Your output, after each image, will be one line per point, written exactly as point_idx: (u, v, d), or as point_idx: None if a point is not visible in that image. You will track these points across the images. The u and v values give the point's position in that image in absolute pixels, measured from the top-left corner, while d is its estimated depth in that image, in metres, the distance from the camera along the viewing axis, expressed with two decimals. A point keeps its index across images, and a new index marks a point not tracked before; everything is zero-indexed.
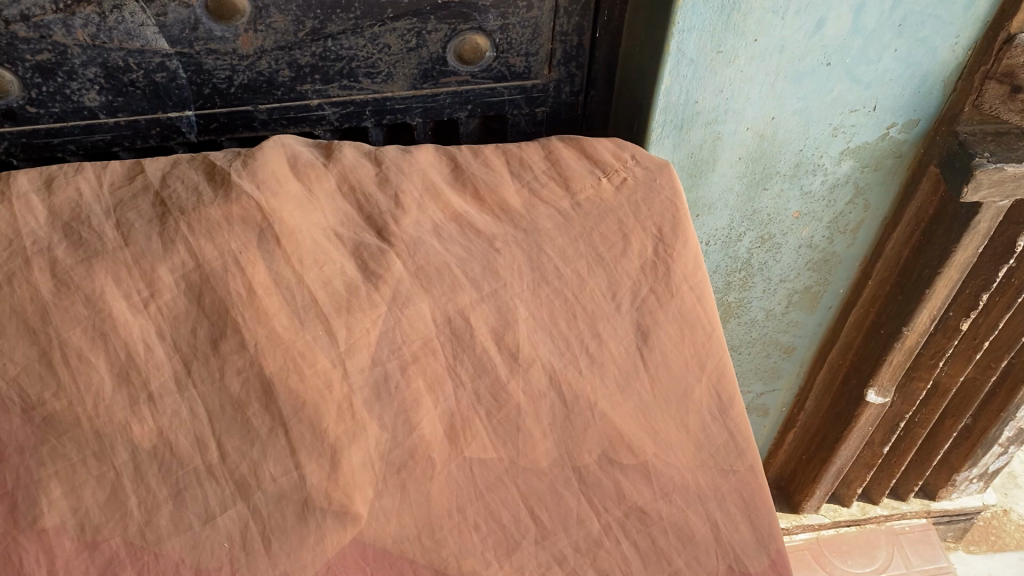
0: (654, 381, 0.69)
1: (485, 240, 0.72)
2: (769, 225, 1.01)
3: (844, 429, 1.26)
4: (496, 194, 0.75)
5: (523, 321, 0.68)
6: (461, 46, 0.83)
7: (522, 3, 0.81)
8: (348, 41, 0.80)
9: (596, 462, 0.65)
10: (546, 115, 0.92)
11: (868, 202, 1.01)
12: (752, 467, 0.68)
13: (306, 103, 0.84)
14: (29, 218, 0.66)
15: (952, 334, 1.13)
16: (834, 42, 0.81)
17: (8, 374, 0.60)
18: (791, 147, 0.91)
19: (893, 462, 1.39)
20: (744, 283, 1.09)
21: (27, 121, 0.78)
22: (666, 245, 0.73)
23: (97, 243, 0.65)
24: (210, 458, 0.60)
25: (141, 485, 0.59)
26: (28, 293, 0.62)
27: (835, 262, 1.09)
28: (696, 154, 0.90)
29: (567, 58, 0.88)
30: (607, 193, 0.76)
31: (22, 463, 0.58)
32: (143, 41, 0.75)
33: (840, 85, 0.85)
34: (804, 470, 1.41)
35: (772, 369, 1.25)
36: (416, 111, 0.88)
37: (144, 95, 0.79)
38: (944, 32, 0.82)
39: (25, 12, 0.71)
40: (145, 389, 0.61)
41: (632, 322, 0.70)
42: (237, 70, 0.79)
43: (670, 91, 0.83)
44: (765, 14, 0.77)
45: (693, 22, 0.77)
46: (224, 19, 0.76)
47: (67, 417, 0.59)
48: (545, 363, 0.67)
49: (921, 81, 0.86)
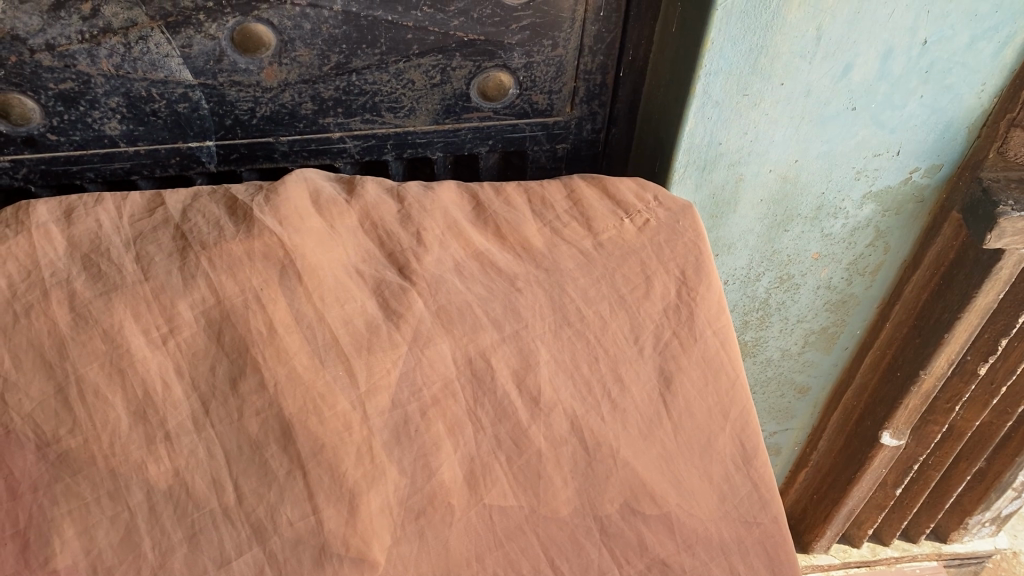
0: (677, 428, 0.68)
1: (507, 279, 0.71)
2: (788, 265, 1.00)
3: (857, 471, 1.24)
4: (518, 232, 0.75)
5: (545, 363, 0.67)
6: (485, 82, 0.83)
7: (547, 41, 0.81)
8: (372, 76, 0.80)
9: (618, 512, 0.65)
10: (566, 151, 0.92)
11: (888, 245, 1.00)
12: (775, 519, 0.67)
13: (328, 136, 0.83)
14: (48, 248, 0.66)
15: (969, 378, 1.12)
16: (861, 87, 0.80)
17: (23, 410, 0.59)
18: (813, 190, 0.90)
19: (905, 503, 1.37)
20: (761, 322, 1.08)
21: (47, 149, 0.77)
22: (689, 289, 0.72)
23: (116, 276, 0.64)
24: (226, 500, 0.59)
25: (156, 527, 0.58)
26: (46, 326, 0.61)
27: (852, 304, 1.08)
28: (718, 195, 0.89)
29: (590, 96, 0.88)
30: (630, 234, 0.75)
31: (35, 501, 0.57)
32: (167, 72, 0.75)
33: (865, 129, 0.85)
34: (814, 510, 1.39)
35: (786, 408, 1.24)
36: (437, 146, 0.87)
37: (166, 124, 0.79)
38: (970, 80, 0.81)
39: (50, 41, 0.70)
40: (162, 428, 0.60)
41: (654, 367, 0.69)
42: (259, 102, 0.79)
43: (694, 132, 0.82)
44: (793, 58, 0.77)
45: (720, 65, 0.77)
46: (249, 51, 0.75)
47: (82, 455, 0.58)
48: (566, 408, 0.66)
49: (946, 127, 0.86)
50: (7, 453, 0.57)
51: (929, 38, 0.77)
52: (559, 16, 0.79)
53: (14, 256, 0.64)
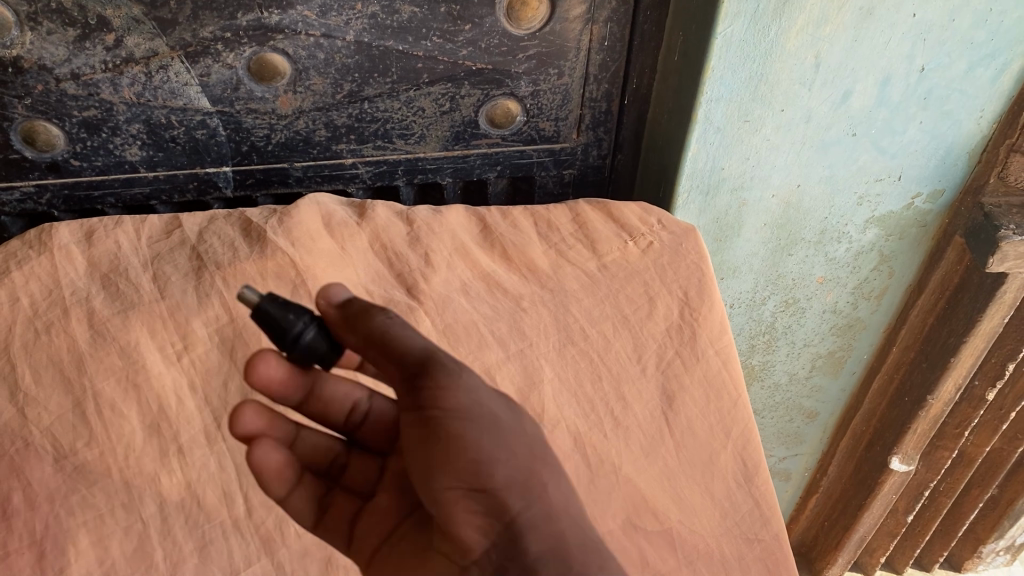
0: (679, 446, 0.69)
1: (512, 299, 0.73)
2: (794, 289, 1.01)
3: (868, 497, 1.24)
4: (523, 253, 0.77)
5: (549, 381, 0.69)
6: (493, 110, 0.85)
7: (553, 70, 0.83)
8: (384, 103, 0.82)
9: (620, 527, 0.65)
10: (574, 177, 0.94)
11: (892, 269, 1.01)
12: (777, 536, 0.68)
13: (341, 162, 0.86)
14: (69, 269, 0.68)
15: (978, 404, 1.12)
16: (860, 113, 0.82)
17: (42, 423, 0.61)
18: (816, 214, 0.92)
19: (917, 531, 1.36)
20: (768, 347, 1.09)
21: (70, 174, 0.80)
22: (691, 309, 0.74)
23: (133, 294, 0.66)
24: (236, 512, 0.62)
25: (167, 538, 0.59)
26: (65, 343, 0.63)
27: (859, 328, 1.09)
28: (722, 218, 0.91)
29: (596, 123, 0.90)
30: (633, 256, 0.77)
31: (51, 512, 0.58)
32: (186, 100, 0.78)
33: (865, 154, 0.86)
34: (824, 536, 1.39)
35: (795, 433, 1.24)
36: (447, 171, 0.90)
37: (184, 151, 0.81)
38: (969, 106, 0.83)
39: (76, 71, 0.73)
40: (174, 441, 0.62)
41: (657, 385, 0.71)
42: (275, 129, 0.82)
43: (698, 157, 0.84)
44: (793, 84, 0.79)
45: (721, 92, 0.79)
46: (266, 80, 0.78)
47: (98, 467, 0.60)
48: (570, 426, 0.68)
49: (946, 154, 0.87)
50: (25, 465, 0.59)
51: (926, 65, 0.79)
52: (565, 45, 0.82)
53: (36, 276, 0.67)
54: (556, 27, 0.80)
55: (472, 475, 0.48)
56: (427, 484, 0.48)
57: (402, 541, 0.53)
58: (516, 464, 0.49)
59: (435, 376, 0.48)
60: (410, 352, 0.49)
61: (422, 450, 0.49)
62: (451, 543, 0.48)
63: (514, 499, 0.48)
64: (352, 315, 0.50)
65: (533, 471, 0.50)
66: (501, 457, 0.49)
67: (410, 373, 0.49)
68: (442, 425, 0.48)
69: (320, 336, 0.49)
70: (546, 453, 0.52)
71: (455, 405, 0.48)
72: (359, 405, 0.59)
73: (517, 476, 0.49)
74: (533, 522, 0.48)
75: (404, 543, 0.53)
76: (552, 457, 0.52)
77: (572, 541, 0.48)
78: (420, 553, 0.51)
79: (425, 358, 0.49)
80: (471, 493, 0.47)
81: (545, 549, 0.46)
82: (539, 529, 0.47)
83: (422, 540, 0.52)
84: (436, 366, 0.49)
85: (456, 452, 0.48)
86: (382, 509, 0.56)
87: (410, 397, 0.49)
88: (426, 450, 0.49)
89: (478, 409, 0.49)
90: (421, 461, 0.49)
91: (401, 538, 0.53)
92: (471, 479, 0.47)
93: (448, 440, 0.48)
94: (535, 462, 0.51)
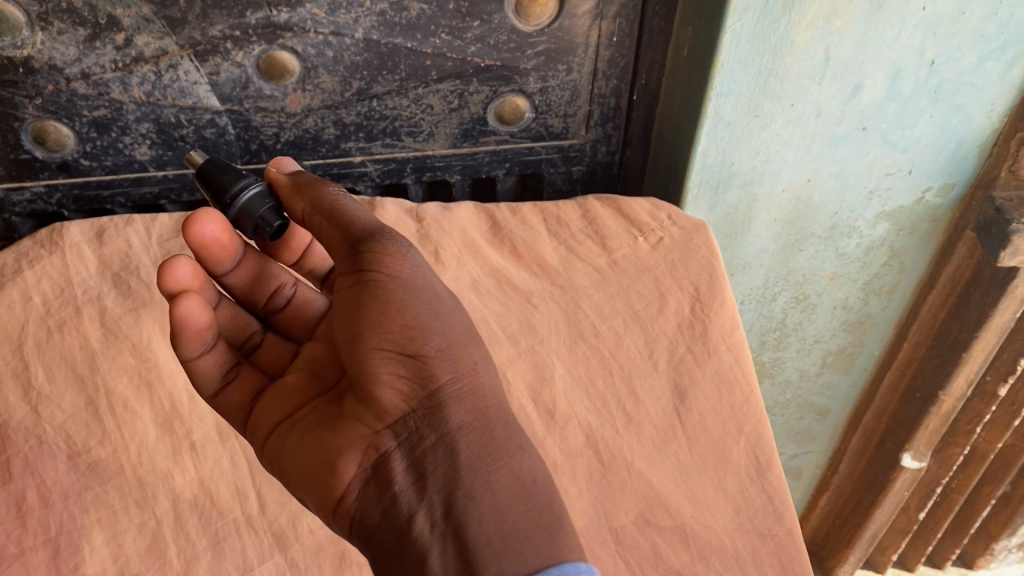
0: (691, 441, 0.68)
1: (523, 295, 0.74)
2: (804, 285, 1.01)
3: (879, 495, 1.25)
4: (533, 250, 0.77)
5: (560, 378, 0.70)
6: (502, 107, 0.85)
7: (561, 67, 0.83)
8: (392, 101, 0.82)
9: (633, 522, 0.65)
10: (582, 173, 0.94)
11: (903, 264, 1.00)
12: (791, 531, 0.66)
13: (349, 160, 0.86)
14: (81, 268, 0.68)
15: (990, 399, 1.12)
16: (870, 107, 0.82)
17: (55, 421, 0.61)
18: (827, 209, 0.91)
19: (929, 528, 1.36)
20: (778, 343, 1.08)
21: (80, 174, 0.80)
22: (702, 304, 0.74)
23: (145, 293, 0.67)
24: (249, 509, 0.61)
25: (181, 534, 0.59)
26: (78, 342, 0.64)
27: (870, 324, 1.08)
28: (732, 214, 0.91)
29: (604, 119, 0.89)
30: (643, 251, 0.77)
31: (65, 509, 0.58)
32: (195, 98, 0.78)
33: (875, 149, 0.86)
34: (835, 535, 1.38)
35: (805, 430, 1.23)
36: (456, 169, 0.90)
37: (193, 150, 0.81)
38: (980, 99, 0.82)
39: (86, 70, 0.74)
40: (187, 438, 0.63)
41: (669, 381, 0.70)
42: (284, 127, 0.82)
43: (707, 152, 0.84)
44: (802, 79, 0.79)
45: (731, 86, 0.79)
46: (274, 78, 0.78)
47: (111, 464, 0.61)
48: (581, 422, 0.68)
49: (957, 148, 0.87)
50: (39, 463, 0.59)
51: (937, 59, 0.78)
52: (573, 41, 0.82)
53: (48, 275, 0.67)
54: (565, 23, 0.80)
55: (404, 339, 0.52)
56: (360, 344, 0.53)
57: (300, 421, 0.57)
58: (446, 335, 0.53)
59: (378, 245, 0.54)
60: (354, 224, 0.55)
61: (352, 310, 0.53)
62: (368, 405, 0.52)
63: (465, 444, 0.50)
64: (300, 184, 0.58)
65: (472, 377, 0.53)
66: (458, 405, 0.51)
67: (354, 249, 0.54)
68: (400, 315, 0.53)
69: (270, 210, 0.58)
70: (504, 399, 0.55)
71: (394, 286, 0.53)
72: (286, 288, 0.66)
73: (470, 422, 0.51)
74: (490, 480, 0.49)
75: (318, 411, 0.57)
76: (483, 351, 0.56)
77: (513, 498, 0.49)
78: (323, 423, 0.55)
79: (365, 228, 0.55)
80: (401, 355, 0.52)
81: (475, 461, 0.49)
82: (463, 402, 0.52)
83: (327, 414, 0.56)
84: (374, 234, 0.55)
85: (386, 314, 0.52)
86: (291, 388, 0.60)
87: (348, 260, 0.54)
88: (360, 308, 0.53)
89: (424, 310, 0.54)
90: (351, 322, 0.54)
91: (297, 420, 0.57)
92: (401, 342, 0.52)
93: (381, 312, 0.52)
94: (468, 341, 0.55)
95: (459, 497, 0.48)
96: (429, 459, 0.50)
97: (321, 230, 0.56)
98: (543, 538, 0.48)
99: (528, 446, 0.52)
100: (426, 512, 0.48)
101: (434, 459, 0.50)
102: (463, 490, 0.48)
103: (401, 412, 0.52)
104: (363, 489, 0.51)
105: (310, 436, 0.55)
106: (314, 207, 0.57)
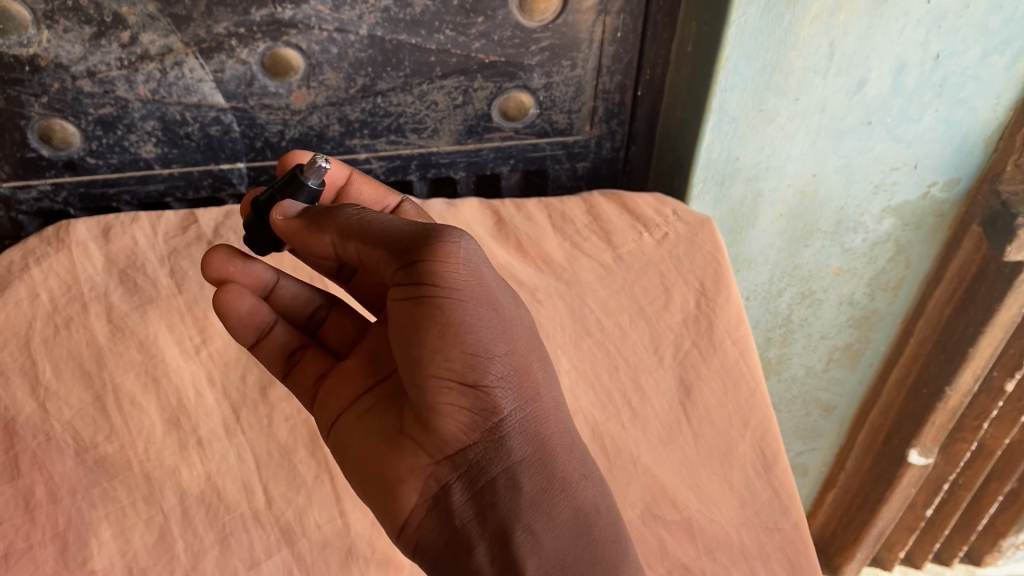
0: (697, 436, 0.68)
1: (528, 290, 0.73)
2: (810, 281, 1.00)
3: (886, 491, 1.25)
4: (538, 246, 0.77)
5: (565, 372, 0.70)
6: (506, 103, 0.85)
7: (566, 62, 0.83)
8: (397, 97, 0.82)
9: (639, 517, 0.65)
10: (587, 169, 0.94)
11: (909, 260, 1.00)
12: (798, 525, 0.66)
13: (354, 157, 0.86)
14: (86, 264, 0.68)
15: (997, 395, 1.12)
16: (875, 102, 0.82)
17: (63, 417, 0.61)
18: (832, 204, 0.91)
19: (936, 524, 1.36)
20: (784, 339, 1.08)
21: (86, 172, 0.80)
22: (708, 299, 0.73)
23: (151, 289, 0.68)
24: (256, 504, 0.61)
25: (189, 530, 0.59)
26: (85, 338, 0.64)
27: (876, 319, 1.08)
28: (737, 210, 0.91)
29: (609, 115, 0.89)
30: (649, 247, 0.77)
31: (73, 505, 0.59)
32: (200, 96, 0.78)
33: (881, 143, 0.86)
34: (842, 531, 1.38)
35: (812, 427, 1.23)
36: (461, 165, 0.90)
37: (198, 147, 0.81)
38: (985, 93, 0.82)
39: (91, 68, 0.74)
40: (193, 434, 0.63)
41: (674, 376, 0.70)
42: (289, 125, 0.82)
43: (712, 147, 0.84)
44: (807, 73, 0.79)
45: (735, 81, 0.79)
46: (279, 75, 0.78)
47: (119, 460, 0.61)
48: (587, 416, 0.68)
49: (963, 142, 0.86)
50: (47, 458, 0.60)
51: (942, 52, 0.78)
52: (577, 36, 0.82)
53: (55, 273, 0.67)
54: (569, 18, 0.80)
55: (471, 371, 0.50)
56: (420, 369, 0.50)
57: (367, 414, 0.56)
58: (508, 358, 0.52)
59: (437, 256, 0.49)
60: (410, 238, 0.50)
61: (409, 331, 0.50)
62: (430, 433, 0.51)
63: (527, 478, 0.52)
64: (317, 218, 0.53)
65: (531, 400, 0.53)
66: (519, 437, 0.52)
67: (410, 262, 0.50)
68: (465, 343, 0.50)
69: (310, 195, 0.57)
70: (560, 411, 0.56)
71: (461, 310, 0.50)
72: (339, 265, 0.68)
73: (531, 454, 0.52)
74: (550, 513, 0.52)
75: (383, 411, 0.56)
76: (538, 358, 0.55)
77: (570, 532, 0.53)
78: (384, 434, 0.54)
79: (416, 234, 0.51)
80: (462, 387, 0.50)
81: (533, 499, 0.52)
82: (524, 431, 0.52)
83: (386, 423, 0.54)
84: (431, 243, 0.50)
85: (452, 344, 0.49)
86: (356, 371, 0.59)
87: (404, 275, 0.50)
88: (424, 333, 0.49)
89: (487, 333, 0.51)
90: (407, 341, 0.50)
91: (366, 408, 0.57)
92: (467, 373, 0.50)
93: (449, 342, 0.49)
94: (526, 353, 0.54)
95: (520, 536, 0.50)
96: (494, 492, 0.51)
97: (361, 252, 0.53)
98: (597, 567, 0.53)
99: (584, 468, 0.55)
100: (488, 545, 0.50)
101: (498, 493, 0.51)
102: (522, 526, 0.50)
103: (465, 441, 0.51)
104: (428, 515, 0.52)
105: (371, 445, 0.54)
106: (343, 236, 0.53)
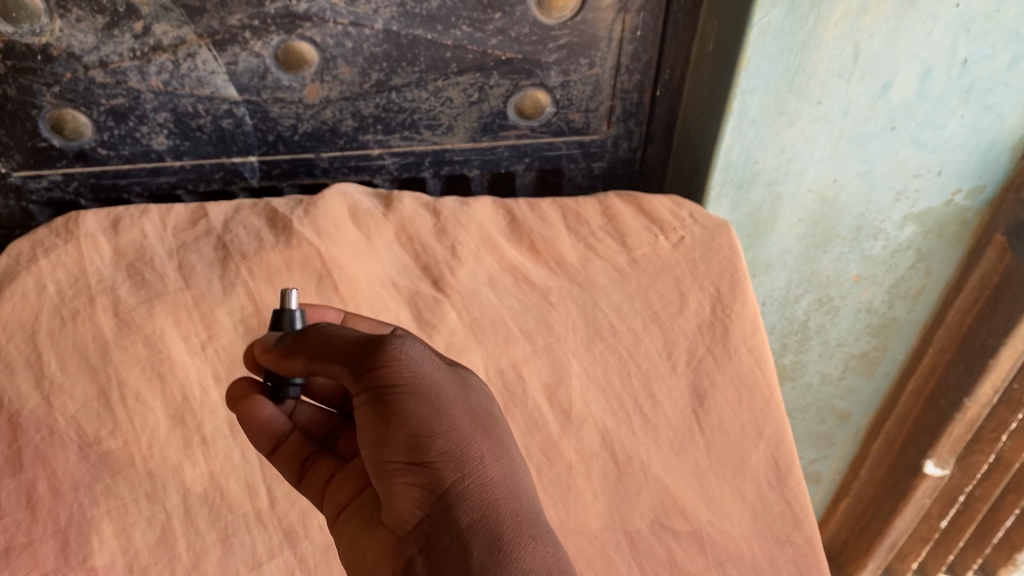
0: (710, 446, 0.67)
1: (540, 293, 0.72)
2: (828, 287, 0.98)
3: (901, 501, 1.23)
4: (552, 247, 0.75)
5: (576, 377, 0.68)
6: (522, 101, 0.84)
7: (584, 60, 0.82)
8: (412, 93, 0.81)
9: (648, 527, 0.64)
10: (603, 170, 0.92)
11: (930, 267, 0.98)
12: (810, 539, 0.64)
13: (367, 152, 0.85)
14: (95, 257, 0.67)
15: (1016, 407, 1.09)
16: (899, 106, 0.80)
17: (67, 411, 0.61)
18: (852, 210, 0.89)
19: (950, 538, 1.31)
20: (800, 346, 1.06)
21: (97, 163, 0.80)
22: (723, 305, 0.72)
23: (159, 284, 0.66)
24: (260, 504, 0.61)
25: (191, 529, 0.59)
26: (91, 331, 0.63)
27: (894, 327, 1.06)
28: (755, 214, 0.89)
29: (627, 115, 0.88)
30: (664, 250, 0.75)
31: (75, 500, 0.58)
32: (213, 88, 0.77)
33: (904, 148, 0.84)
34: (855, 540, 1.35)
35: (826, 435, 1.21)
36: (475, 163, 0.88)
37: (210, 140, 0.80)
38: (1012, 99, 0.80)
39: (103, 58, 0.73)
40: (198, 432, 0.62)
41: (687, 383, 0.69)
42: (302, 119, 0.81)
43: (731, 150, 0.82)
44: (830, 76, 0.77)
45: (757, 83, 0.77)
46: (293, 69, 0.77)
47: (122, 457, 0.60)
48: (597, 422, 0.67)
49: (988, 148, 0.84)
50: (50, 453, 0.59)
51: (969, 57, 0.76)
52: (596, 34, 0.80)
53: (62, 264, 0.66)
54: (588, 16, 0.79)
55: (415, 446, 0.47)
56: (377, 458, 0.48)
57: (357, 511, 0.53)
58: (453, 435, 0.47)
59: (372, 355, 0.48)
60: (355, 346, 0.50)
61: (368, 433, 0.48)
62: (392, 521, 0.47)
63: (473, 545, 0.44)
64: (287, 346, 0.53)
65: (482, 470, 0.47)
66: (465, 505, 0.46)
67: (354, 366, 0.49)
68: (403, 416, 0.47)
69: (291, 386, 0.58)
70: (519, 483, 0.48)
71: (398, 397, 0.47)
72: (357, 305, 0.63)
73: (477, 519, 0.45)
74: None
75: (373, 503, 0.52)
76: (495, 429, 0.50)
77: None
78: (370, 525, 0.51)
79: (362, 344, 0.49)
80: (407, 466, 0.46)
81: (491, 559, 0.43)
82: (472, 500, 0.46)
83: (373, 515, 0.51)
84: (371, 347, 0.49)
85: (394, 420, 0.47)
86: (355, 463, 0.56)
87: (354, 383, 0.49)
88: (374, 419, 0.48)
89: (424, 411, 0.47)
90: (366, 443, 0.48)
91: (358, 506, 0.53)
92: (412, 448, 0.47)
93: (392, 421, 0.47)
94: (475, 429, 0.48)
95: None
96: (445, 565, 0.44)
97: (324, 372, 0.51)
98: None
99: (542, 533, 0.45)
100: None
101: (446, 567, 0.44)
102: None
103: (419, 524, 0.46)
104: None
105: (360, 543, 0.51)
106: (310, 360, 0.52)
